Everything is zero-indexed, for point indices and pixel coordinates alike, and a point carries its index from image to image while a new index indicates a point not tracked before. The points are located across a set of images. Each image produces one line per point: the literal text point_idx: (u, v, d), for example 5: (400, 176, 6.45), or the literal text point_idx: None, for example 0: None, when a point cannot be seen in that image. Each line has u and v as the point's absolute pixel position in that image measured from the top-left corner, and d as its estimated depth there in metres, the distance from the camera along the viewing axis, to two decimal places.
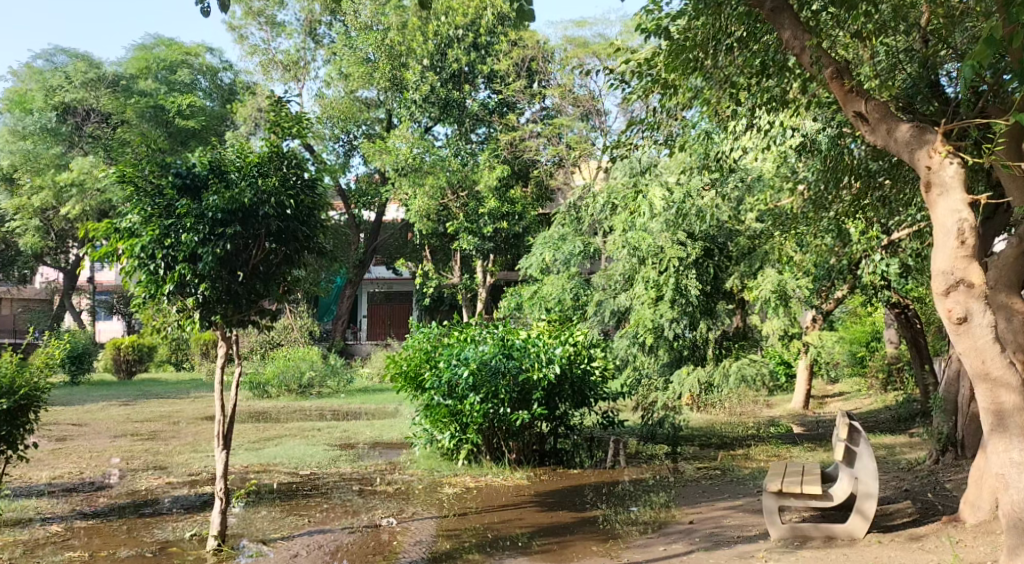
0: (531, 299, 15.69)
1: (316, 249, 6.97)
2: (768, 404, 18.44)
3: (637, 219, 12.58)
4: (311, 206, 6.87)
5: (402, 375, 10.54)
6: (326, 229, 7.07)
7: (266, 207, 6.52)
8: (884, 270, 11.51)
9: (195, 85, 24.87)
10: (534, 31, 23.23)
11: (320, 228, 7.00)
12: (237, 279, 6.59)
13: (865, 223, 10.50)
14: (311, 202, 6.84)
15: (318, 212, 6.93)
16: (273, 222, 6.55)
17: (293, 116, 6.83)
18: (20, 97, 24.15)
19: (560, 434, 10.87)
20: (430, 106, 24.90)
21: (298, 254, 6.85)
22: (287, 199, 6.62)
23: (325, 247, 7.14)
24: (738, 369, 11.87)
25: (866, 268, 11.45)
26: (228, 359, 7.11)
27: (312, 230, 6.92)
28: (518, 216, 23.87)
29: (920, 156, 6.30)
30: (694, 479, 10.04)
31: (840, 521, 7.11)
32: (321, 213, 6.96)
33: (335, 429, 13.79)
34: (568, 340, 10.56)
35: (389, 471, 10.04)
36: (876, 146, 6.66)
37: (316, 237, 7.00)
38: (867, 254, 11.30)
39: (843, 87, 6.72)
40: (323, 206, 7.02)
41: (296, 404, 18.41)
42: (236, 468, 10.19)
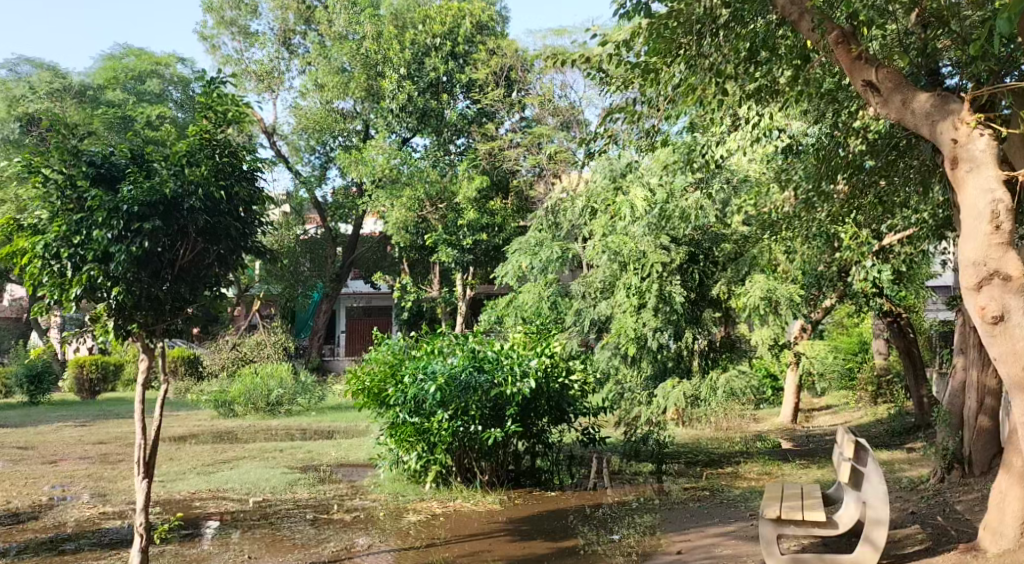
0: (508, 309, 14.92)
1: (256, 248, 6.20)
2: (756, 418, 17.74)
3: (619, 222, 11.82)
4: (251, 199, 6.12)
5: (364, 392, 9.67)
6: (266, 228, 6.29)
7: (193, 199, 5.73)
8: (876, 276, 10.85)
9: (166, 97, 23.98)
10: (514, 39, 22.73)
11: (261, 225, 6.24)
12: (161, 283, 5.82)
13: (855, 228, 9.89)
14: (250, 196, 6.07)
15: (259, 207, 6.20)
16: (202, 217, 5.75)
17: (229, 99, 6.00)
18: None
19: (537, 453, 10.11)
20: (407, 116, 23.96)
21: (233, 255, 6.06)
22: (219, 189, 5.83)
23: (266, 248, 6.35)
24: (726, 381, 11.17)
25: (857, 275, 10.79)
26: (152, 374, 6.29)
27: (251, 225, 6.17)
28: (498, 228, 23.06)
29: (945, 129, 5.78)
30: (681, 501, 9.25)
31: (846, 551, 6.35)
32: (261, 207, 6.21)
33: (298, 449, 12.95)
34: (545, 351, 9.77)
35: (348, 497, 9.20)
36: (888, 119, 6.13)
37: (254, 235, 6.22)
38: (859, 259, 10.59)
39: (849, 54, 6.20)
40: (264, 200, 6.26)
41: (263, 423, 17.54)
42: (182, 495, 9.33)
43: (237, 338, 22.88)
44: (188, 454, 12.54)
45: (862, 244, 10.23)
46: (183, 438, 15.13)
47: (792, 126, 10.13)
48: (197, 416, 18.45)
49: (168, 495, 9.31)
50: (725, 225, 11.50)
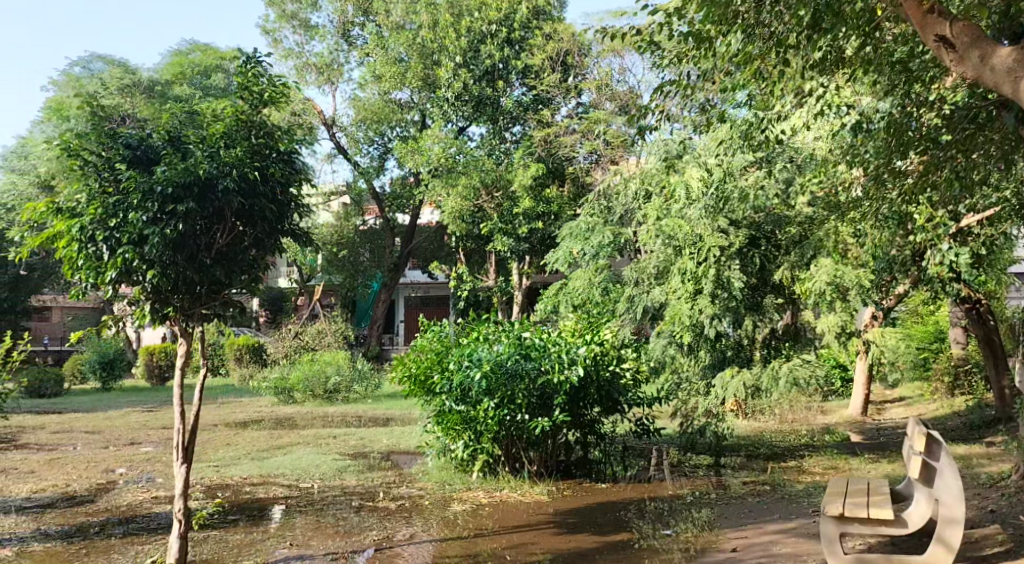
0: (562, 296, 14.68)
1: (291, 231, 6.11)
2: (823, 410, 17.30)
3: (675, 206, 11.51)
4: (286, 181, 6.04)
5: (411, 379, 9.56)
6: (302, 210, 6.19)
7: (227, 181, 5.65)
8: (954, 260, 10.26)
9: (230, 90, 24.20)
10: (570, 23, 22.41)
11: (298, 207, 6.16)
12: (196, 266, 5.74)
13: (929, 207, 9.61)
14: (285, 177, 5.99)
15: (297, 188, 6.12)
16: (237, 199, 5.67)
17: (269, 82, 5.93)
18: (57, 106, 23.84)
19: (589, 443, 9.90)
20: (463, 104, 23.85)
21: (270, 238, 5.99)
22: (253, 170, 5.76)
23: (303, 231, 6.25)
24: (789, 371, 10.78)
25: (932, 258, 10.28)
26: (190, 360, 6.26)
27: (288, 207, 6.08)
28: (555, 217, 22.82)
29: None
30: (739, 496, 8.95)
31: (915, 552, 5.99)
32: (299, 189, 6.13)
33: (351, 436, 12.91)
34: (594, 339, 9.56)
35: (395, 485, 9.08)
36: (964, 77, 6.05)
37: (288, 218, 6.13)
38: (933, 242, 10.14)
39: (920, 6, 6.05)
40: (301, 182, 6.18)
41: (321, 410, 17.59)
42: (233, 480, 9.29)
43: (298, 328, 23.05)
44: (244, 440, 12.58)
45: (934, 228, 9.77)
46: (241, 425, 15.25)
47: (862, 102, 9.61)
48: (258, 403, 18.64)
49: (218, 480, 9.28)
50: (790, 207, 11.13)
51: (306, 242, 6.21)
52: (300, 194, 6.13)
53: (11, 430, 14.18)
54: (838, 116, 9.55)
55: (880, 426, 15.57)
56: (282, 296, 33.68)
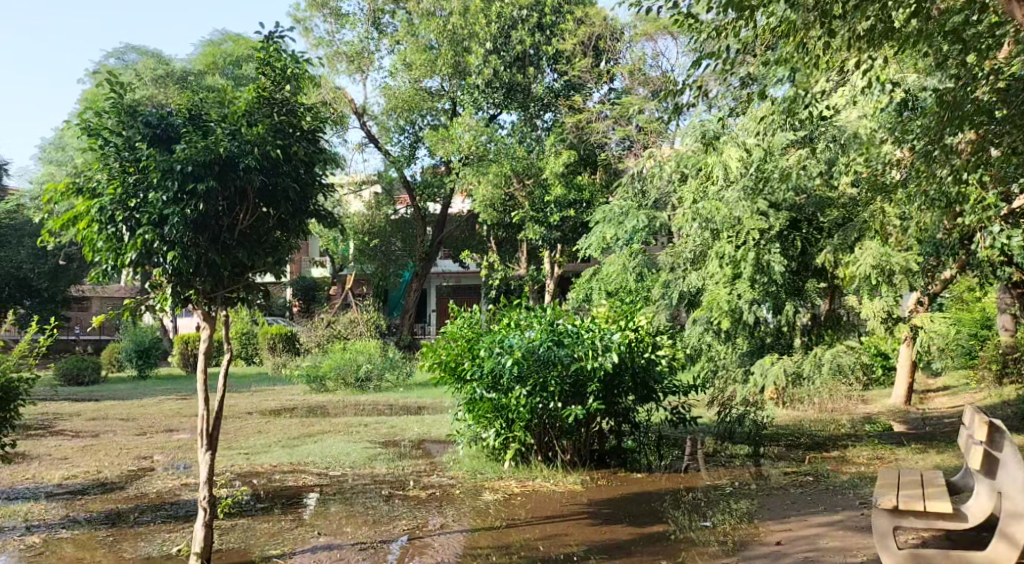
0: (595, 282, 14.42)
1: (316, 212, 5.94)
2: (863, 399, 16.94)
3: (712, 188, 11.21)
4: (310, 160, 5.88)
5: (441, 366, 9.32)
6: (327, 189, 6.01)
7: (248, 159, 5.51)
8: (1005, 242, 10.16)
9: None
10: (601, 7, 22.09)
11: (324, 187, 6.00)
12: (218, 246, 5.60)
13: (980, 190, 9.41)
14: (309, 156, 5.83)
15: (323, 168, 5.96)
16: (258, 177, 5.53)
17: (293, 61, 5.82)
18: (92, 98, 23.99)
19: (624, 432, 9.68)
20: (493, 92, 23.63)
21: (296, 218, 5.82)
22: (275, 148, 5.62)
23: (326, 211, 6.04)
24: (832, 357, 10.52)
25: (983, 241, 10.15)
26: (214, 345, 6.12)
27: (313, 186, 5.91)
28: (587, 204, 22.54)
29: None
30: (780, 487, 8.68)
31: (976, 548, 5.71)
32: (326, 170, 5.99)
33: (382, 425, 12.74)
34: (629, 325, 9.36)
35: (426, 474, 8.87)
36: None
37: (313, 200, 5.96)
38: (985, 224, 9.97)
39: None
40: (327, 162, 6.04)
41: (353, 399, 17.46)
42: (262, 467, 9.09)
43: (330, 317, 22.96)
44: (275, 428, 12.44)
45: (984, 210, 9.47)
46: (273, 413, 15.14)
47: (909, 81, 9.72)
48: (290, 391, 18.57)
49: (246, 467, 9.05)
50: (832, 189, 10.96)
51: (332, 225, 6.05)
52: (324, 173, 5.97)
53: (44, 417, 14.15)
54: (885, 93, 9.62)
55: (923, 416, 15.19)
56: (314, 286, 34.06)
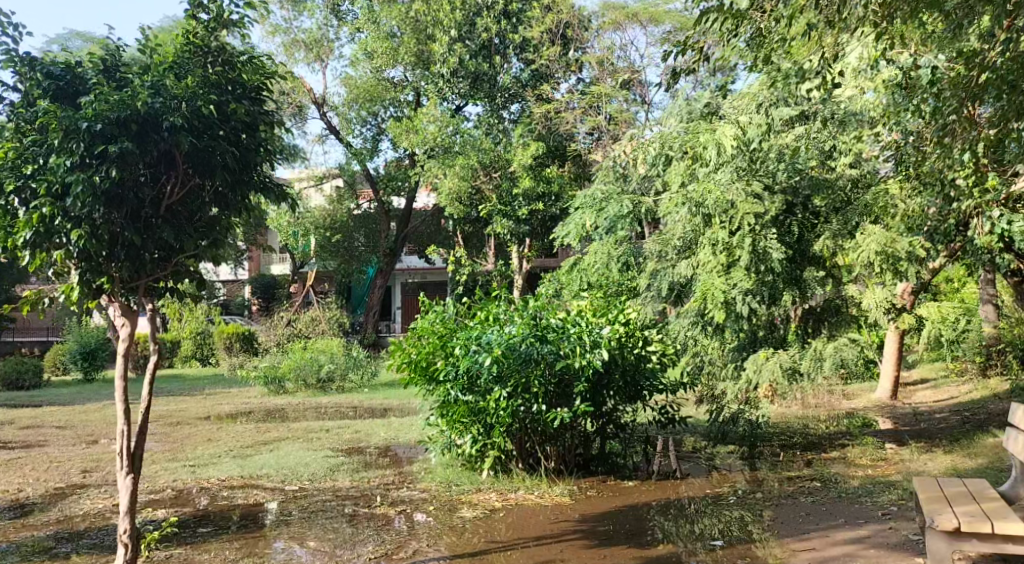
0: (574, 272, 13.54)
1: (261, 184, 5.41)
2: (846, 394, 16.35)
3: (701, 169, 10.42)
4: (253, 121, 5.31)
5: (411, 366, 8.38)
6: (270, 153, 5.47)
7: (174, 116, 4.95)
8: (1005, 227, 9.58)
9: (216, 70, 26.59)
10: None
11: (270, 155, 5.45)
12: (142, 219, 5.09)
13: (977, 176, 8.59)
14: (250, 116, 5.25)
15: (269, 132, 5.39)
16: (186, 137, 4.95)
17: (224, 15, 5.24)
18: None
19: (611, 434, 8.83)
20: (459, 81, 22.54)
21: (236, 187, 5.31)
22: (206, 102, 5.04)
23: (270, 181, 5.50)
24: (835, 351, 9.78)
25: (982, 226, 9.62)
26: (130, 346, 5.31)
27: (257, 152, 5.36)
28: (556, 197, 21.62)
29: None
30: (788, 494, 7.84)
31: None
32: (272, 134, 5.42)
33: (344, 430, 11.74)
34: (618, 318, 8.48)
35: (395, 487, 7.93)
36: None
37: (257, 170, 5.42)
38: (983, 208, 9.42)
39: None
40: (275, 127, 5.48)
41: (314, 400, 16.46)
42: (210, 482, 8.04)
43: (292, 315, 21.91)
44: (227, 435, 11.38)
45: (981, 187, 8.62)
46: (230, 417, 14.13)
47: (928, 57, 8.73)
48: (246, 394, 17.47)
49: (189, 483, 8.00)
50: (829, 170, 10.07)
51: (281, 199, 5.52)
52: (270, 137, 5.42)
53: None
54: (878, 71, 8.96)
55: (914, 411, 14.59)
56: (275, 284, 33.38)
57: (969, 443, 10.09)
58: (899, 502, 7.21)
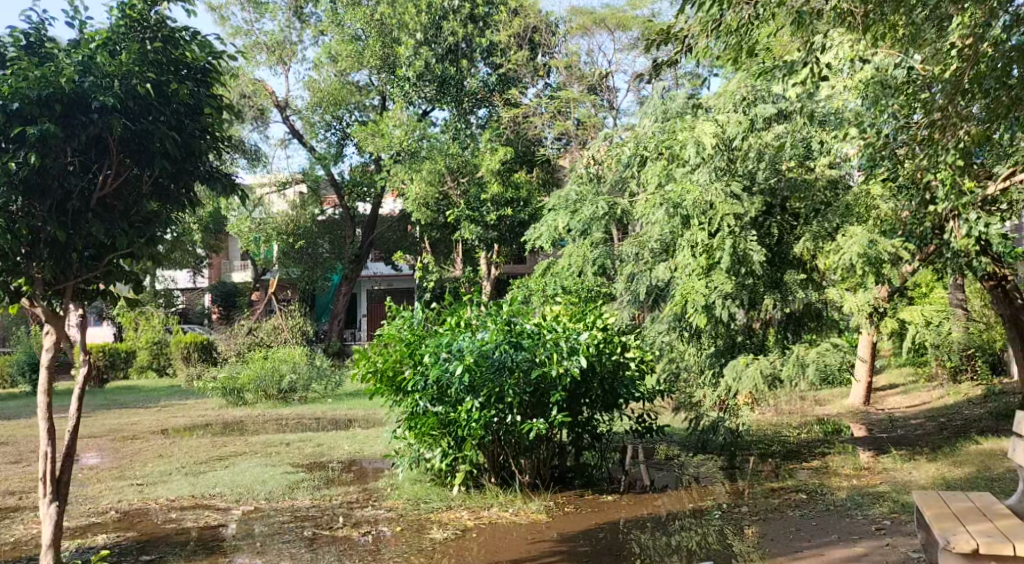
0: (546, 276, 13.10)
1: (206, 173, 5.33)
2: (820, 401, 16.09)
3: (679, 169, 10.04)
4: (197, 105, 5.20)
5: (377, 376, 7.92)
6: (217, 139, 5.36)
7: (103, 95, 4.82)
8: (982, 231, 9.28)
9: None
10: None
11: (217, 142, 5.36)
12: (70, 209, 4.96)
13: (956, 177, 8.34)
14: (194, 98, 5.14)
15: (217, 117, 5.28)
16: (117, 118, 4.84)
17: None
18: None
19: (586, 445, 8.45)
20: (425, 85, 21.76)
21: (176, 177, 5.23)
22: (142, 82, 4.92)
23: (214, 169, 5.40)
24: (818, 357, 9.37)
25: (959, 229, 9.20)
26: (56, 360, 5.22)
27: (203, 137, 5.27)
28: (524, 203, 21.17)
29: None
30: (774, 508, 7.45)
31: None
32: (221, 118, 5.31)
33: (306, 443, 11.22)
34: (595, 323, 8.09)
35: (359, 505, 7.44)
36: None
37: (202, 159, 5.33)
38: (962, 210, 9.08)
39: None
40: (225, 113, 5.37)
41: (275, 412, 15.89)
42: (158, 503, 7.50)
43: (254, 323, 21.28)
44: (181, 450, 10.81)
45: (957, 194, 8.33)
46: (187, 430, 13.52)
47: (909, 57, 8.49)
48: (203, 406, 16.86)
49: (135, 505, 7.45)
50: (809, 169, 9.75)
51: (229, 191, 5.44)
52: (216, 123, 5.30)
53: None
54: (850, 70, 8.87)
55: (890, 417, 14.34)
56: (236, 291, 32.97)
57: (953, 450, 9.77)
58: (892, 515, 6.87)
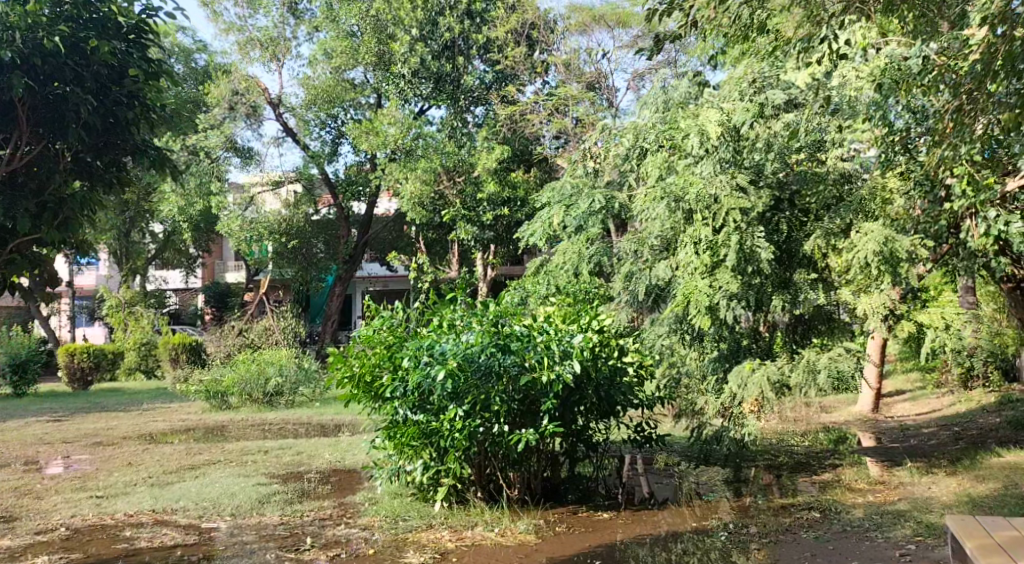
0: (539, 275, 12.50)
1: (134, 147, 5.13)
2: (825, 407, 15.49)
3: (681, 161, 9.42)
4: (122, 68, 5.04)
5: (353, 382, 7.30)
6: (148, 107, 5.15)
7: (4, 49, 4.68)
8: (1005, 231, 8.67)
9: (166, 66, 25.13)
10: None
11: (151, 113, 5.17)
12: None
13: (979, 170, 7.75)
14: (116, 58, 4.99)
15: (146, 81, 5.09)
16: (17, 74, 4.68)
17: None
18: None
19: (579, 456, 7.86)
20: (421, 82, 21.22)
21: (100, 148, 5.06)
22: (50, 36, 4.79)
23: (143, 142, 5.16)
24: (829, 363, 8.77)
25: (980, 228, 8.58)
26: None
27: (130, 106, 5.07)
28: (522, 203, 20.59)
29: None
30: (786, 528, 6.85)
31: None
32: (152, 83, 5.12)
33: (285, 451, 10.58)
34: (590, 325, 7.49)
35: (333, 523, 6.82)
36: None
37: (134, 132, 5.16)
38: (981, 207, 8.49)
39: None
40: (161, 78, 5.18)
41: (259, 416, 15.25)
42: (114, 520, 6.86)
43: (244, 325, 20.63)
44: (152, 458, 10.15)
45: (978, 194, 8.27)
46: (163, 436, 12.85)
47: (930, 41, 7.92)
48: (186, 410, 16.24)
49: (89, 520, 6.83)
50: (820, 163, 9.20)
51: (160, 165, 5.18)
52: (143, 88, 5.09)
53: None
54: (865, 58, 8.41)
55: (901, 425, 13.72)
56: (229, 292, 32.37)
57: (973, 462, 9.14)
58: (917, 539, 6.28)
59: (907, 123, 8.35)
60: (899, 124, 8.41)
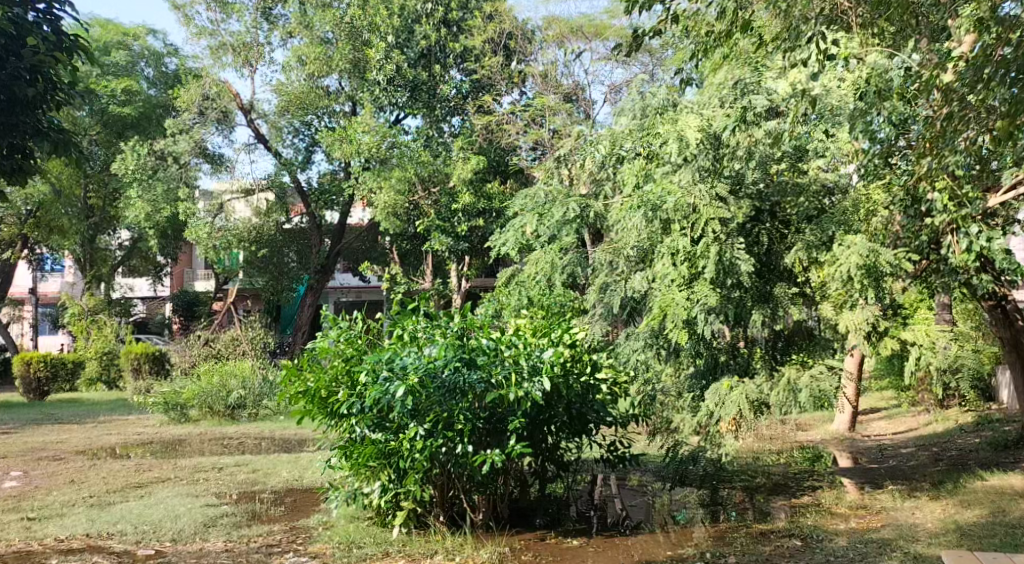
0: (510, 286, 12.12)
1: (35, 124, 6.55)
2: (801, 425, 15.16)
3: (658, 169, 9.08)
4: (24, 44, 6.42)
5: (307, 397, 6.85)
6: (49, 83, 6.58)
7: None
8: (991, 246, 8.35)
9: (135, 70, 24.32)
10: (512, 5, 19.81)
11: (53, 93, 6.64)
12: None
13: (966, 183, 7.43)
14: (15, 35, 6.38)
15: (43, 57, 6.46)
16: None
17: None
18: None
19: (548, 476, 7.44)
20: (396, 90, 20.76)
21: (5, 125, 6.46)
22: None
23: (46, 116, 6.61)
24: (811, 382, 8.33)
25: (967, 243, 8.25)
26: None
27: (30, 81, 6.47)
28: (497, 215, 20.23)
29: None
30: (766, 557, 6.46)
31: None
32: (47, 59, 6.48)
33: (240, 468, 10.07)
34: (562, 339, 7.08)
35: (280, 551, 6.35)
36: None
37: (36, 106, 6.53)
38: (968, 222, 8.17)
39: None
40: (60, 55, 6.58)
41: (220, 430, 14.70)
42: (43, 546, 6.37)
43: (210, 335, 20.02)
44: (97, 475, 9.60)
45: (958, 209, 7.99)
46: (115, 451, 12.29)
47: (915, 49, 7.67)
48: (143, 423, 15.63)
49: (14, 547, 6.34)
50: (801, 173, 8.91)
51: (58, 145, 6.68)
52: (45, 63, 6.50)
53: None
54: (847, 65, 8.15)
55: (881, 445, 13.40)
56: (197, 300, 31.47)
57: (957, 486, 8.79)
58: None
59: (889, 136, 7.97)
60: (883, 136, 8.19)
